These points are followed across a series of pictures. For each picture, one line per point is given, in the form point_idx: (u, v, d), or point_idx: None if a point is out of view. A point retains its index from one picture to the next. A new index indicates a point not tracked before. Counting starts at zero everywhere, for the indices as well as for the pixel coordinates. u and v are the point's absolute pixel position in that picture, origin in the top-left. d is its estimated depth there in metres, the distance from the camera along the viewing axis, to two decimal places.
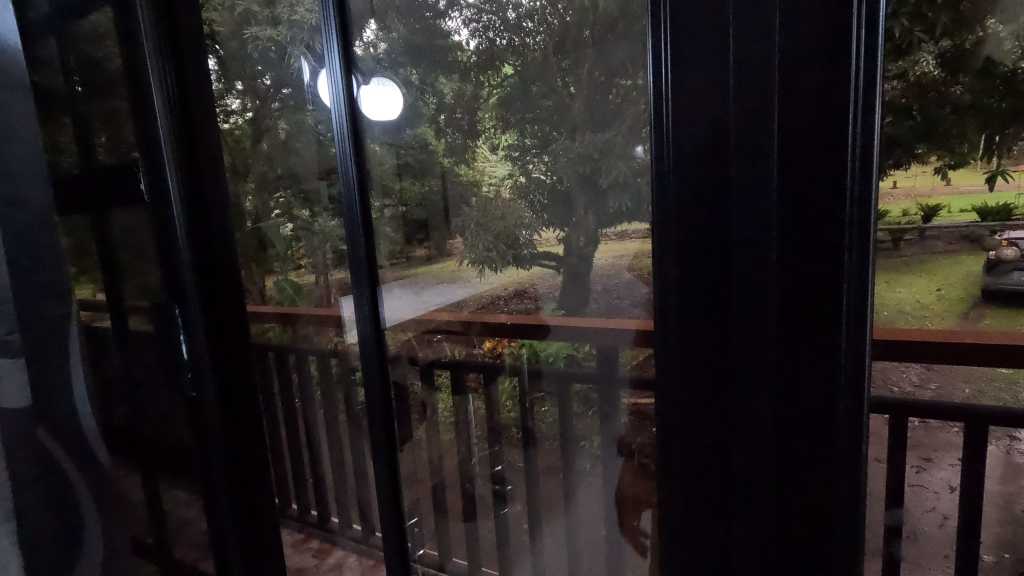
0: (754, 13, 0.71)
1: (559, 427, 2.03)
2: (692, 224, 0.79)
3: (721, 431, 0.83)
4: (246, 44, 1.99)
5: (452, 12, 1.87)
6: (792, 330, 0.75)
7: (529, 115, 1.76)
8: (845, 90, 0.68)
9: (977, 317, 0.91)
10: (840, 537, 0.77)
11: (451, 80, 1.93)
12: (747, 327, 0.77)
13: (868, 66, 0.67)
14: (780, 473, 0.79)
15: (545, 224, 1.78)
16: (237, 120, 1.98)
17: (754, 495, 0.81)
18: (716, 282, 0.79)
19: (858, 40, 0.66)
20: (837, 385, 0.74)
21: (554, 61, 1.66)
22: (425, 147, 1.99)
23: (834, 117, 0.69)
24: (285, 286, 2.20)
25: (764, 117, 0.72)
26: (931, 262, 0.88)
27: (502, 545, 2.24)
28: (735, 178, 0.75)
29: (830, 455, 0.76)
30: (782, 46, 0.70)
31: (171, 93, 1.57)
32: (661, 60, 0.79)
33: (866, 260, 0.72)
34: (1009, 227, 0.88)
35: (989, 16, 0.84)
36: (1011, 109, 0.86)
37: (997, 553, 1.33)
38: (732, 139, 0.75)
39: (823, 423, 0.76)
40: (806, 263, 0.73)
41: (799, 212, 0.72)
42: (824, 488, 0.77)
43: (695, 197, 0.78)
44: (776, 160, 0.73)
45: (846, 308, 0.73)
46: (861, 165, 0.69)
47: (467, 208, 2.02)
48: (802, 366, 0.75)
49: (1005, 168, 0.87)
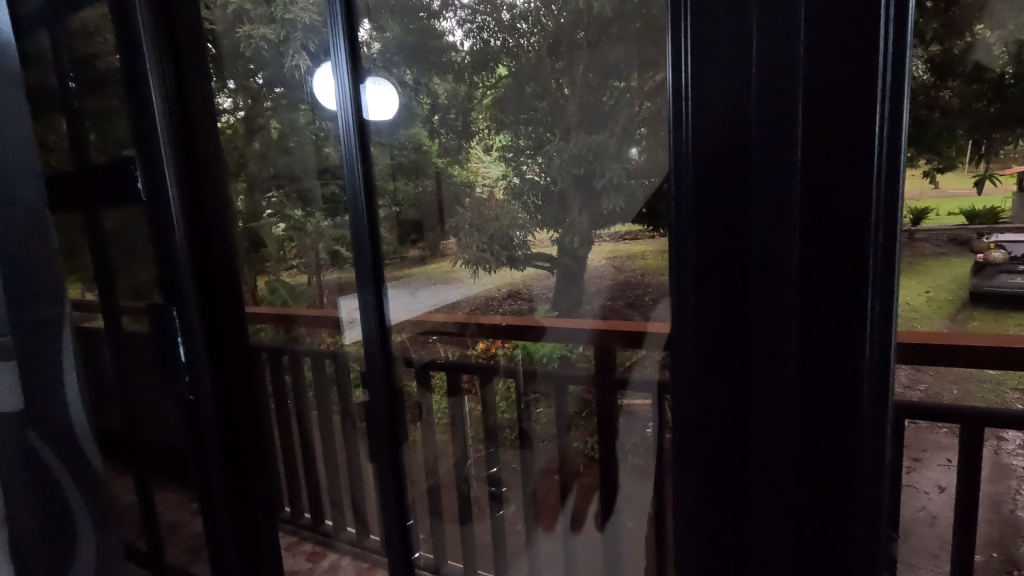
0: (772, 15, 0.72)
1: (556, 429, 2.03)
2: (712, 224, 0.80)
3: (735, 432, 0.84)
4: (239, 41, 1.93)
5: (447, 12, 1.88)
6: (814, 329, 0.76)
7: (524, 116, 1.77)
8: (869, 92, 0.69)
9: (967, 319, 0.95)
10: (863, 538, 0.77)
11: (445, 81, 1.92)
12: (763, 328, 0.79)
13: (894, 68, 0.68)
14: (801, 472, 0.79)
15: (539, 224, 1.79)
16: (229, 120, 1.85)
17: (773, 494, 0.81)
18: (737, 281, 0.80)
19: (886, 41, 0.68)
20: (860, 385, 0.75)
21: (548, 62, 1.69)
22: (418, 148, 1.94)
23: (855, 118, 0.70)
24: (277, 287, 2.13)
25: (789, 118, 0.73)
26: (921, 264, 0.86)
27: (498, 546, 2.23)
28: (757, 178, 0.76)
29: (849, 456, 0.76)
30: (806, 47, 0.71)
31: (170, 89, 1.54)
32: (681, 59, 0.80)
33: (892, 260, 0.73)
34: (998, 230, 0.92)
35: (978, 21, 0.87)
36: (998, 115, 0.89)
37: (986, 552, 1.35)
38: (755, 140, 0.75)
39: (846, 424, 0.76)
40: (828, 263, 0.74)
41: (822, 212, 0.73)
42: (847, 489, 0.77)
43: (716, 197, 0.79)
44: (799, 160, 0.74)
45: (871, 308, 0.73)
46: (886, 165, 0.70)
47: (461, 208, 1.99)
48: (823, 365, 0.76)
49: (993, 172, 0.89)
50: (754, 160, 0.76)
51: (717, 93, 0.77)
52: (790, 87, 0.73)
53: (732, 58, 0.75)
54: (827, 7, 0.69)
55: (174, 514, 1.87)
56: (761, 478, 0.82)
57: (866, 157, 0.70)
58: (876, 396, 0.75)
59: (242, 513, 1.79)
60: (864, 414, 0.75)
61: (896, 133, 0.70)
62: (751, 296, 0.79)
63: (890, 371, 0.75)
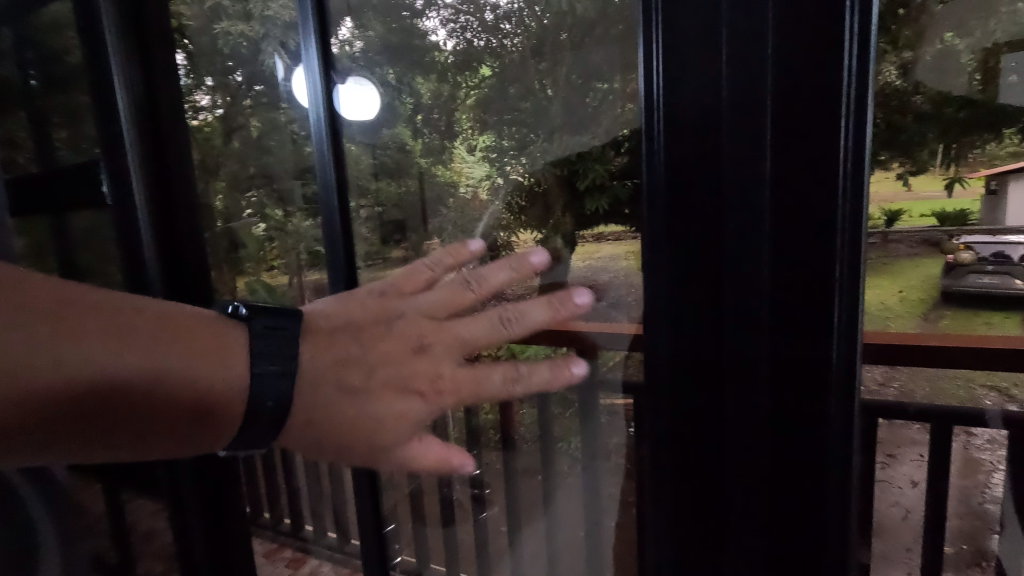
0: (745, 34, 0.76)
1: (538, 430, 1.96)
2: (684, 228, 0.83)
3: (704, 431, 0.86)
4: (216, 38, 1.93)
5: (430, 12, 1.86)
6: (783, 329, 0.79)
7: (507, 116, 1.76)
8: (835, 101, 0.72)
9: (937, 319, 0.98)
10: (832, 532, 0.80)
11: (428, 81, 1.89)
12: (734, 332, 0.82)
13: (859, 79, 0.72)
14: (772, 466, 0.82)
15: (522, 225, 1.73)
16: (208, 117, 1.96)
17: (745, 488, 0.84)
18: (708, 282, 0.83)
19: (850, 54, 0.71)
20: (828, 383, 0.78)
21: (531, 63, 1.68)
22: (402, 148, 1.95)
23: (822, 127, 0.74)
24: (256, 287, 2.06)
25: (758, 126, 0.77)
26: (892, 264, 0.91)
27: (481, 546, 2.29)
28: (727, 183, 0.79)
29: (819, 451, 0.79)
30: (774, 60, 0.75)
31: (136, 90, 1.60)
32: (653, 62, 0.83)
33: (858, 262, 0.76)
34: (965, 231, 0.95)
35: (945, 31, 0.90)
36: (968, 120, 0.92)
37: (957, 544, 1.43)
38: (726, 147, 0.79)
39: (815, 421, 0.79)
40: (795, 265, 0.77)
41: (791, 217, 0.77)
42: (815, 482, 0.80)
43: (686, 202, 0.83)
44: (770, 167, 0.77)
45: (839, 307, 0.77)
46: (853, 173, 0.74)
47: (444, 209, 1.91)
48: (791, 364, 0.79)
49: (963, 176, 0.93)
50: (726, 165, 0.79)
51: (692, 101, 0.80)
52: (758, 95, 0.76)
53: (709, 69, 0.78)
54: (797, 23, 0.73)
55: (153, 518, 1.90)
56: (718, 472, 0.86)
57: (833, 163, 0.74)
58: (845, 399, 0.78)
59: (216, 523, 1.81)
60: (833, 412, 0.78)
61: (862, 137, 0.73)
62: (722, 296, 0.82)
63: (857, 369, 0.78)
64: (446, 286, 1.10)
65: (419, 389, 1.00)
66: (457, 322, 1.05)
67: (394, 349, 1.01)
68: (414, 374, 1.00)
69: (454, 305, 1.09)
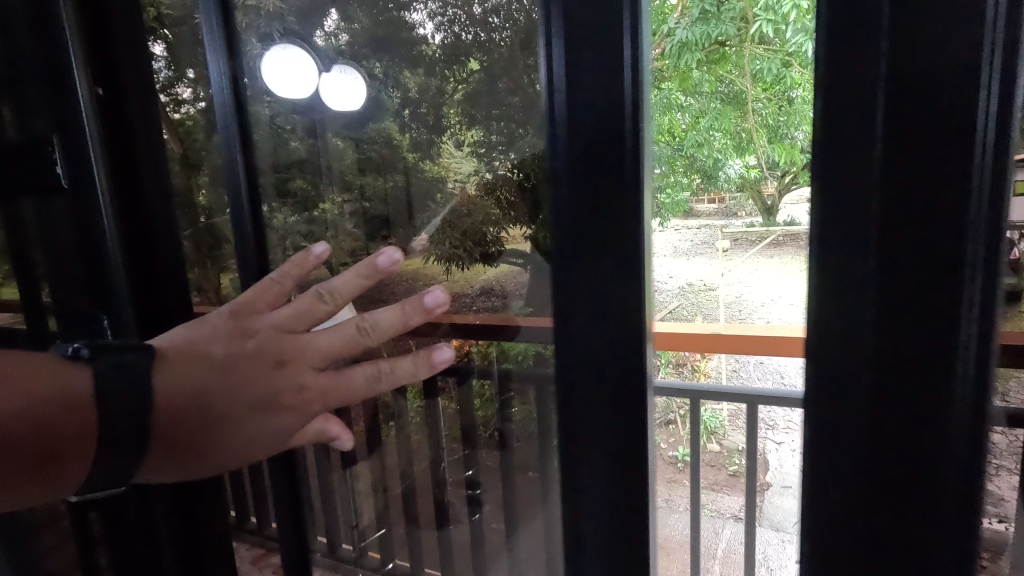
0: (849, 35, 0.86)
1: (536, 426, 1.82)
2: (817, 203, 0.91)
3: (830, 385, 0.94)
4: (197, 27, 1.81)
5: (416, 4, 1.84)
6: (911, 285, 0.87)
7: (495, 112, 1.65)
8: (978, 63, 0.79)
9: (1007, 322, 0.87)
10: (954, 470, 0.88)
11: (416, 75, 1.91)
12: (857, 289, 0.91)
13: (1007, 40, 0.78)
14: (903, 411, 0.90)
15: (512, 220, 1.67)
16: (190, 109, 1.91)
17: (873, 437, 0.92)
18: (833, 253, 0.91)
19: (994, 35, 0.78)
20: (956, 330, 0.85)
21: (520, 55, 1.45)
22: (389, 143, 2.08)
23: (960, 95, 0.80)
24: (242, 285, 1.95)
25: (885, 103, 0.84)
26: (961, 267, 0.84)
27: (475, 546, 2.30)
28: (848, 161, 0.88)
29: (946, 394, 0.87)
30: (886, 53, 0.84)
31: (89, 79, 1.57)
32: (551, 55, 1.10)
33: (999, 221, 0.82)
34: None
35: None
36: None
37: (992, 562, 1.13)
38: (847, 125, 0.88)
39: (943, 368, 0.87)
40: (929, 228, 0.84)
41: (911, 186, 0.85)
42: (941, 424, 0.88)
43: (596, 163, 1.09)
44: (886, 142, 0.85)
45: (971, 262, 0.84)
46: (995, 137, 0.80)
47: (433, 204, 2.00)
48: (927, 315, 0.86)
49: None
50: (857, 135, 0.87)
51: (584, 92, 1.07)
52: (873, 82, 0.85)
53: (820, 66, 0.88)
54: (913, 18, 0.82)
55: None
56: (826, 424, 0.95)
57: (973, 135, 0.80)
58: (983, 343, 0.85)
59: (184, 525, 1.86)
60: (963, 363, 0.86)
61: (1006, 98, 0.79)
62: (840, 263, 0.91)
63: (993, 313, 0.85)
64: (300, 297, 1.10)
65: (285, 402, 1.05)
66: (313, 337, 1.07)
67: (255, 364, 1.04)
68: (283, 388, 1.05)
69: (306, 319, 1.10)
